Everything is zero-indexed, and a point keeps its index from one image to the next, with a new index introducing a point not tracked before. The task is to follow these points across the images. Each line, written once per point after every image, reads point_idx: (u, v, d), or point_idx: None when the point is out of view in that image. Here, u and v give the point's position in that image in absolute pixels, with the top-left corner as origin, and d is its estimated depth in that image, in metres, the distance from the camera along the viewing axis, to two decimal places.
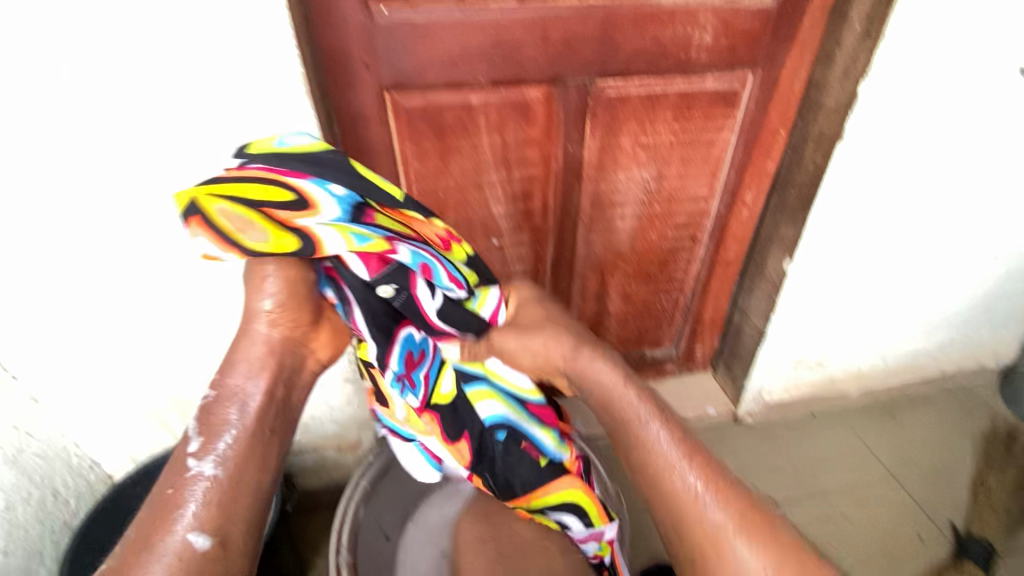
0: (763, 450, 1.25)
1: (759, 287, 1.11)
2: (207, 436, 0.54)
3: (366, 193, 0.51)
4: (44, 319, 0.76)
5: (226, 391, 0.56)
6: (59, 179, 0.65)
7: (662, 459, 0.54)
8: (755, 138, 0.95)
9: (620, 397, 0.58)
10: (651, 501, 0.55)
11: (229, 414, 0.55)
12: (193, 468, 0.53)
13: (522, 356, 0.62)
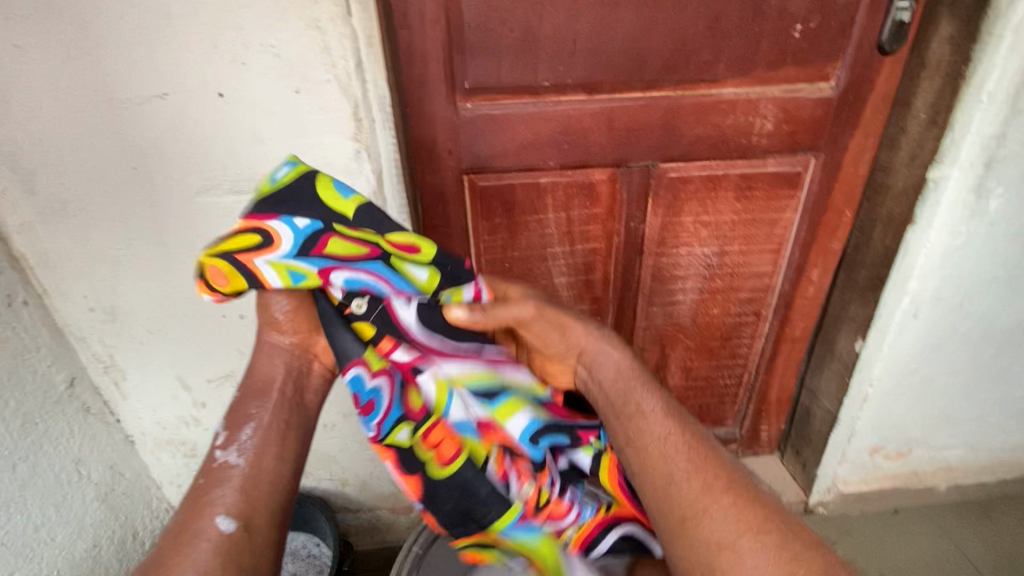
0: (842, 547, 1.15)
1: (829, 368, 1.07)
2: (233, 428, 0.56)
3: (324, 222, 0.53)
4: (153, 366, 0.85)
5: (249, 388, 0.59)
6: (183, 247, 0.75)
7: (654, 439, 0.56)
8: (820, 218, 0.96)
9: (637, 388, 0.58)
10: (660, 495, 0.54)
11: (249, 410, 0.57)
12: (220, 458, 0.55)
13: (544, 325, 0.59)
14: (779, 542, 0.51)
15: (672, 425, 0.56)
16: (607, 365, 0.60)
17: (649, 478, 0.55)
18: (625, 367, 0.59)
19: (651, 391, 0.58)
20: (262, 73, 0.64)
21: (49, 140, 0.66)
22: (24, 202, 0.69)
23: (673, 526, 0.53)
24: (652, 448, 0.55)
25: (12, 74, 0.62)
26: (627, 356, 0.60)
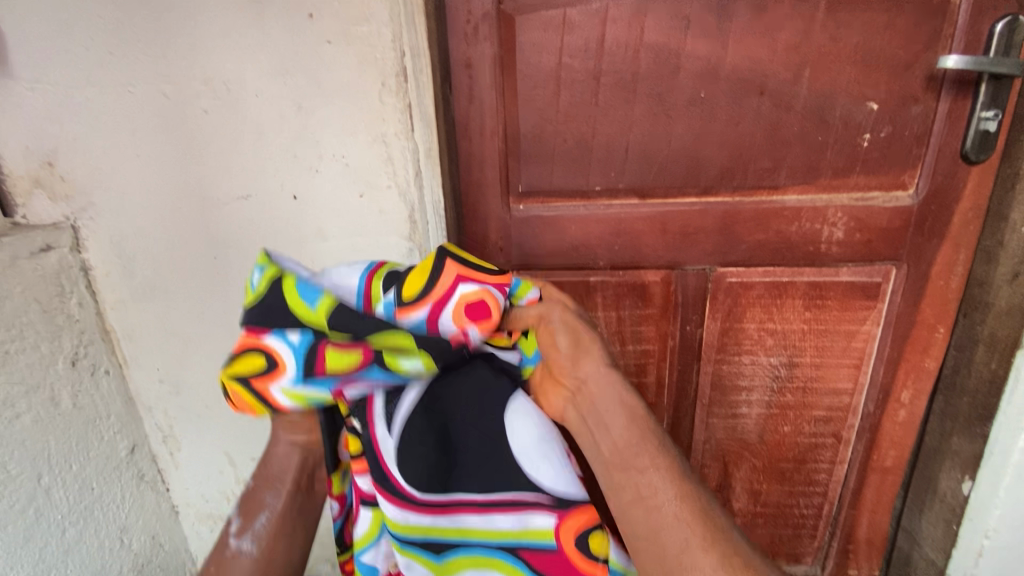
0: None
1: (931, 509, 0.91)
2: (245, 514, 0.55)
3: (318, 333, 0.51)
4: (205, 440, 0.88)
5: (265, 476, 0.57)
6: None
7: (663, 497, 0.46)
8: (906, 333, 0.86)
9: (646, 439, 0.51)
10: (659, 559, 0.44)
11: (265, 499, 0.56)
12: (233, 545, 0.54)
13: (559, 341, 0.58)
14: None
15: (680, 486, 0.47)
16: (613, 410, 0.54)
17: (648, 536, 0.45)
18: (633, 408, 0.53)
19: (662, 442, 0.50)
20: (332, 179, 0.70)
21: (150, 232, 0.76)
22: (121, 282, 0.78)
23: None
24: (655, 502, 0.46)
25: (131, 177, 0.73)
26: (638, 404, 0.54)
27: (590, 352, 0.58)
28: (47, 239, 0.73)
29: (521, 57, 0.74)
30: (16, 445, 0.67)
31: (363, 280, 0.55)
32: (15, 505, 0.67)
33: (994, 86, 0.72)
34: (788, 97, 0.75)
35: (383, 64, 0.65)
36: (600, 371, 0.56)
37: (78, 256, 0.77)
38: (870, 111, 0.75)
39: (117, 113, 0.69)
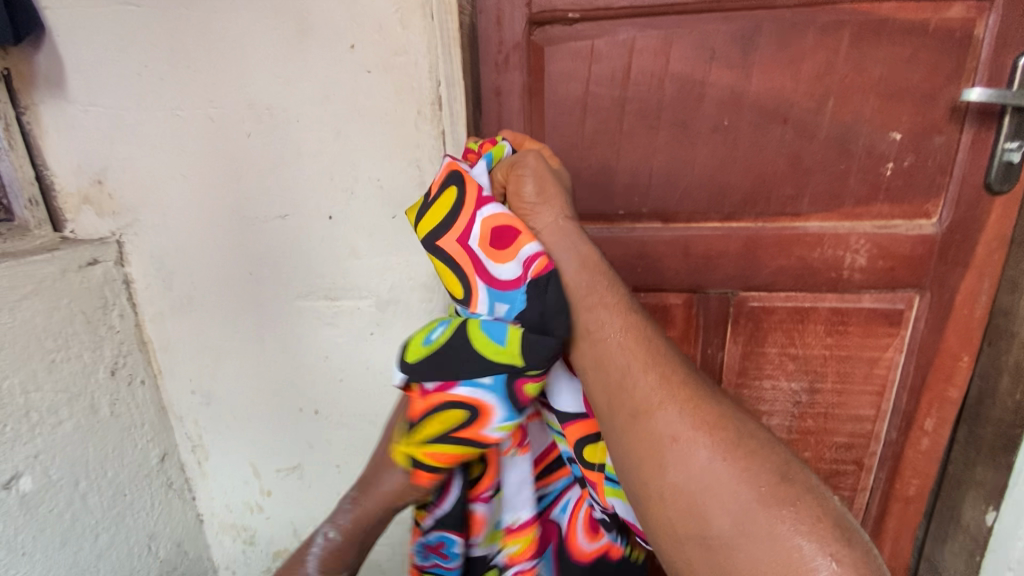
0: None
1: (954, 540, 0.90)
2: (326, 574, 0.57)
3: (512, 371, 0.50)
4: (233, 450, 0.90)
5: (347, 534, 0.57)
6: (276, 344, 0.83)
7: (608, 330, 0.49)
8: (930, 361, 0.85)
9: (596, 279, 0.51)
10: (612, 396, 0.48)
11: (347, 558, 0.57)
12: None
13: (525, 185, 0.53)
14: (732, 442, 0.46)
15: (630, 323, 0.50)
16: (566, 255, 0.52)
17: (602, 377, 0.49)
18: (589, 258, 0.52)
19: (614, 285, 0.51)
20: (367, 200, 0.73)
21: (191, 248, 0.79)
22: (161, 295, 0.82)
23: (623, 425, 0.47)
24: (605, 343, 0.49)
25: (175, 196, 0.76)
26: (590, 249, 0.53)
27: (552, 203, 0.54)
28: (95, 254, 0.76)
29: (549, 85, 0.77)
30: (59, 449, 0.70)
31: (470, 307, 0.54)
32: (54, 509, 0.70)
33: (1018, 118, 0.73)
34: (811, 126, 0.77)
35: (419, 92, 0.68)
36: (556, 219, 0.53)
37: (122, 269, 0.80)
38: (894, 141, 0.77)
39: (166, 136, 0.73)
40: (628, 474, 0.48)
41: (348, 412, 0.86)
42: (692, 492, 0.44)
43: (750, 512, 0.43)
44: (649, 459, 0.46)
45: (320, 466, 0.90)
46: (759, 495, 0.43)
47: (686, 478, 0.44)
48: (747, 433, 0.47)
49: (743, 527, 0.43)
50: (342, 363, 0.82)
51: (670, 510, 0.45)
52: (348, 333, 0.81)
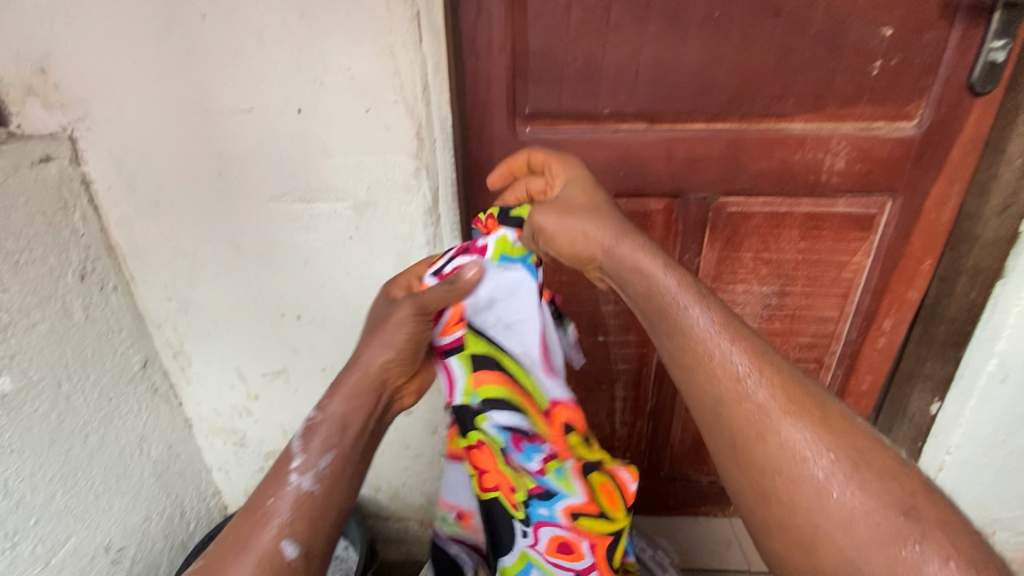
0: None
1: (898, 429, 0.98)
2: (312, 451, 0.51)
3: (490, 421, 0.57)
4: (216, 356, 0.91)
5: (332, 415, 0.53)
6: (251, 249, 0.81)
7: (705, 359, 0.47)
8: (895, 264, 0.89)
9: (678, 299, 0.50)
10: (711, 421, 0.47)
11: (331, 436, 0.52)
12: (294, 482, 0.50)
13: (562, 244, 0.56)
14: (853, 470, 0.41)
15: (729, 343, 0.47)
16: (637, 279, 0.52)
17: (700, 399, 0.48)
18: (660, 286, 0.51)
19: (697, 309, 0.49)
20: (337, 92, 0.69)
21: (151, 145, 0.74)
22: (125, 198, 0.78)
23: (725, 451, 0.47)
24: (697, 365, 0.48)
25: (127, 87, 0.71)
26: (663, 266, 0.52)
27: (592, 240, 0.55)
28: (47, 150, 0.72)
29: None
30: (35, 353, 0.69)
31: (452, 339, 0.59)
32: (40, 410, 0.70)
33: (1010, 13, 0.71)
34: (803, 19, 0.73)
35: None
36: (608, 246, 0.54)
37: (78, 168, 0.76)
38: (884, 37, 0.74)
39: (110, 15, 0.66)
40: (736, 498, 0.47)
41: (329, 317, 0.86)
42: (799, 522, 0.42)
43: (867, 549, 0.39)
44: (753, 488, 0.45)
45: (306, 371, 0.92)
46: (879, 530, 0.39)
47: (793, 515, 0.42)
48: (875, 461, 0.42)
49: (859, 559, 0.39)
50: (321, 268, 0.82)
51: (779, 540, 0.43)
52: (326, 237, 0.79)
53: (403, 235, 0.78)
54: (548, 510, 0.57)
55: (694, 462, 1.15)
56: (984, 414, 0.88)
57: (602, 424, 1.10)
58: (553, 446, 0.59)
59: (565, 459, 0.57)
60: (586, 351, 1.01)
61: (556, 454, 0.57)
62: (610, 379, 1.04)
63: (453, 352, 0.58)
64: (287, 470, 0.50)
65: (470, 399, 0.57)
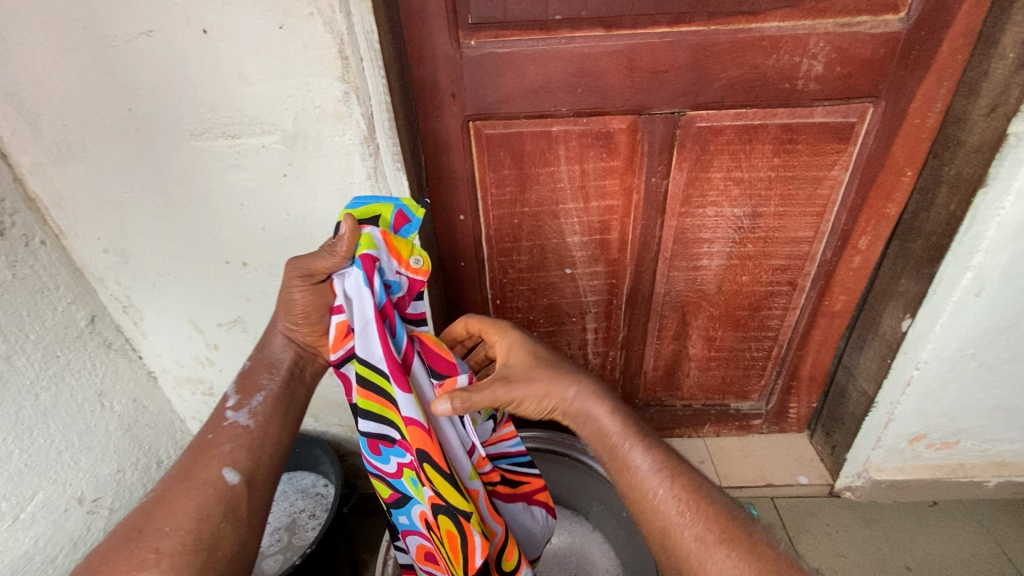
0: (892, 527, 1.06)
1: (871, 346, 0.96)
2: (244, 393, 0.60)
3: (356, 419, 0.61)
4: (168, 307, 0.88)
5: (261, 362, 0.62)
6: (184, 195, 0.76)
7: (644, 492, 0.52)
8: (873, 178, 0.84)
9: (623, 445, 0.54)
10: (655, 544, 0.52)
11: (261, 380, 0.61)
12: (230, 419, 0.58)
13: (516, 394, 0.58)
14: None
15: (662, 481, 0.52)
16: (592, 419, 0.56)
17: (648, 530, 0.52)
18: (609, 426, 0.55)
19: (641, 445, 0.54)
20: (244, 5, 0.60)
21: (48, 81, 0.66)
22: (32, 143, 0.71)
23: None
24: (644, 499, 0.52)
25: (3, 11, 0.61)
26: (612, 412, 0.56)
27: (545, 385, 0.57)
28: None
29: None
30: None
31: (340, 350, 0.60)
32: None
33: None
34: None
35: None
36: (567, 397, 0.57)
37: None
38: None
39: None
40: None
41: (278, 262, 0.82)
42: None
43: None
44: None
45: (262, 319, 0.89)
46: None
47: None
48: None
49: None
50: (259, 211, 0.76)
51: None
52: (259, 176, 0.73)
53: (342, 170, 0.72)
54: (407, 519, 0.65)
55: (669, 388, 1.16)
56: (952, 330, 0.85)
57: (574, 354, 1.09)
58: (415, 462, 0.59)
59: (416, 475, 0.60)
60: (552, 286, 0.98)
61: (408, 466, 0.60)
62: (580, 312, 1.02)
63: (343, 362, 0.60)
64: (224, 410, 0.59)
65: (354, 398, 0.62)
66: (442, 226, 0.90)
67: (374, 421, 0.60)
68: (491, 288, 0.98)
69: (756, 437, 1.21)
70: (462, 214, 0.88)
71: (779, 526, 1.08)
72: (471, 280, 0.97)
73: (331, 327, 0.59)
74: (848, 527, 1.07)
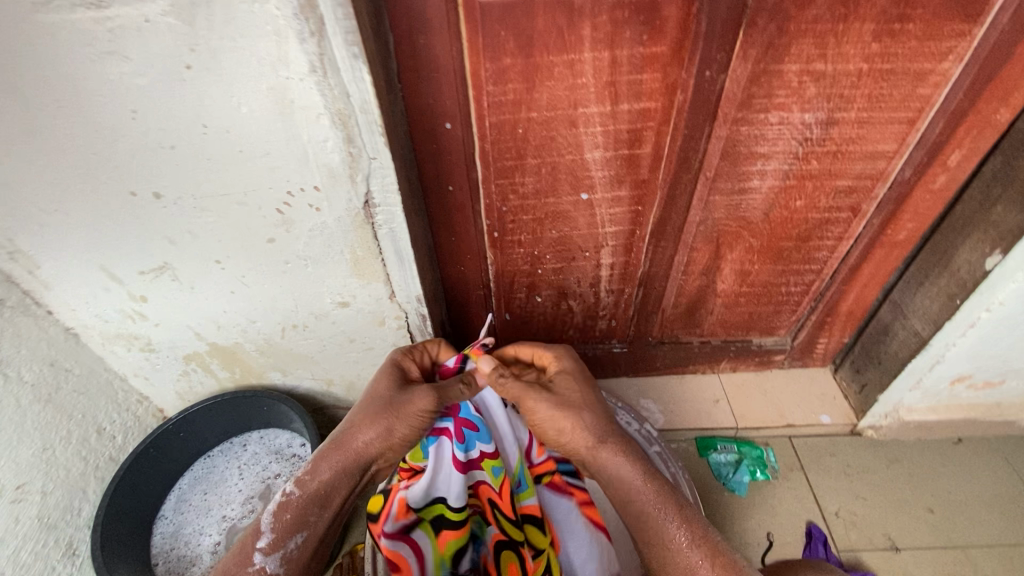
0: (915, 464, 1.00)
1: (935, 282, 0.82)
2: (280, 535, 0.55)
3: (432, 546, 0.70)
4: (68, 251, 0.67)
5: (311, 493, 0.57)
6: (46, 100, 0.52)
7: (663, 535, 0.55)
8: (993, 73, 0.64)
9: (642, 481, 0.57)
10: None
11: (307, 518, 0.56)
12: (259, 563, 0.54)
13: (546, 424, 0.63)
14: None
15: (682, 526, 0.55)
16: (611, 464, 0.60)
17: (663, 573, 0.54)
18: (624, 471, 0.59)
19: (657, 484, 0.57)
20: None
21: None
22: None
23: None
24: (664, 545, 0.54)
25: None
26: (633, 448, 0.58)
27: (575, 433, 0.61)
28: None
29: None
30: None
31: (402, 521, 0.69)
32: None
33: None
34: None
35: None
36: (591, 445, 0.61)
37: None
38: None
39: None
40: None
41: (203, 193, 0.60)
42: None
43: None
44: None
45: (196, 264, 0.69)
46: None
47: None
48: None
49: None
50: (162, 120, 0.54)
51: None
52: (150, 69, 0.50)
53: (271, 58, 0.49)
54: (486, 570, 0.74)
55: (687, 325, 1.02)
56: None
57: (583, 290, 0.93)
58: (480, 510, 0.74)
59: (481, 519, 0.74)
60: (564, 215, 0.79)
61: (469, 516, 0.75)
62: (595, 246, 0.84)
63: (410, 527, 0.69)
64: (254, 548, 0.54)
65: (437, 565, 0.70)
66: (421, 137, 0.68)
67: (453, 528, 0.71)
68: (487, 219, 0.79)
69: (775, 372, 1.11)
70: (449, 121, 0.67)
71: (797, 467, 1.01)
72: (463, 208, 0.77)
73: (395, 502, 0.69)
74: (870, 467, 1.00)
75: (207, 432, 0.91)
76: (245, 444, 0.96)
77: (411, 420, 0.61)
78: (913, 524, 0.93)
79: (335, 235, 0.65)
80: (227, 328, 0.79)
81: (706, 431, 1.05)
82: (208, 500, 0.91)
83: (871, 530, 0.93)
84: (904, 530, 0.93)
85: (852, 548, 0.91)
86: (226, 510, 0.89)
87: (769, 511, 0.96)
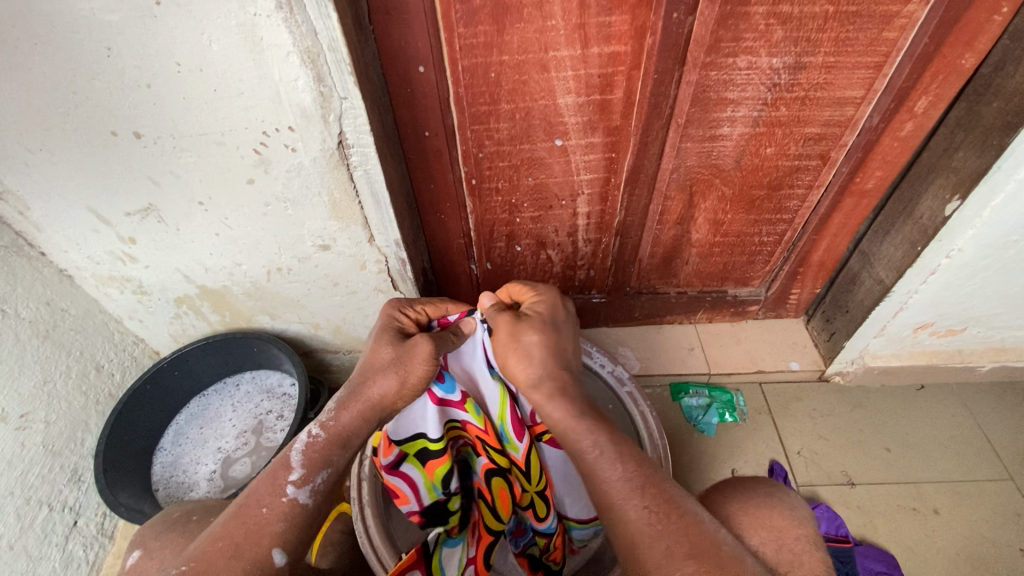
0: (877, 409, 1.05)
1: (899, 230, 0.85)
2: (309, 468, 0.54)
3: (423, 475, 0.76)
4: (55, 191, 0.69)
5: (332, 436, 0.58)
6: (22, 37, 0.53)
7: None
8: (959, 16, 0.64)
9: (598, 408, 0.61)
10: None
11: (331, 456, 0.57)
12: (290, 495, 0.53)
13: (511, 354, 0.65)
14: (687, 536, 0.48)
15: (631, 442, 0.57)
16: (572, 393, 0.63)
17: None
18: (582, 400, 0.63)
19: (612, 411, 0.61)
20: None
21: None
22: None
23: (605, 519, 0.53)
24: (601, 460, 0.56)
25: None
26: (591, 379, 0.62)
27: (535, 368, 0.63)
28: None
29: None
30: None
31: (393, 457, 0.74)
32: None
33: None
34: None
35: None
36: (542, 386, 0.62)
37: None
38: None
39: None
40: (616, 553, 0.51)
41: (181, 133, 0.62)
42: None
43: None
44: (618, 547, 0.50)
45: (180, 206, 0.71)
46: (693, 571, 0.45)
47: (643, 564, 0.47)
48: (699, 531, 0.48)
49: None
50: (137, 58, 0.55)
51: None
52: (121, 5, 0.51)
53: None
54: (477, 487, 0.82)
55: (664, 275, 1.05)
56: (1006, 213, 0.73)
57: (561, 239, 0.95)
58: (470, 440, 0.79)
59: (472, 448, 0.80)
60: (540, 162, 0.81)
61: (462, 444, 0.81)
62: (571, 193, 0.86)
63: (400, 461, 0.74)
64: (285, 482, 0.53)
65: (427, 491, 0.76)
66: (395, 81, 0.69)
67: (442, 458, 0.76)
68: (464, 165, 0.81)
69: (749, 323, 1.15)
70: (422, 64, 0.68)
71: (765, 411, 1.06)
72: (440, 155, 0.79)
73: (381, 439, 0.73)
74: (834, 411, 1.05)
75: (201, 372, 0.96)
76: (238, 384, 1.01)
77: (419, 368, 0.62)
78: (869, 462, 0.99)
79: (311, 176, 0.68)
80: (215, 272, 0.82)
81: (680, 378, 1.09)
82: (204, 433, 0.97)
83: (830, 466, 0.98)
84: (860, 467, 0.98)
85: (809, 483, 0.96)
86: (222, 442, 0.95)
87: (733, 450, 1.01)
